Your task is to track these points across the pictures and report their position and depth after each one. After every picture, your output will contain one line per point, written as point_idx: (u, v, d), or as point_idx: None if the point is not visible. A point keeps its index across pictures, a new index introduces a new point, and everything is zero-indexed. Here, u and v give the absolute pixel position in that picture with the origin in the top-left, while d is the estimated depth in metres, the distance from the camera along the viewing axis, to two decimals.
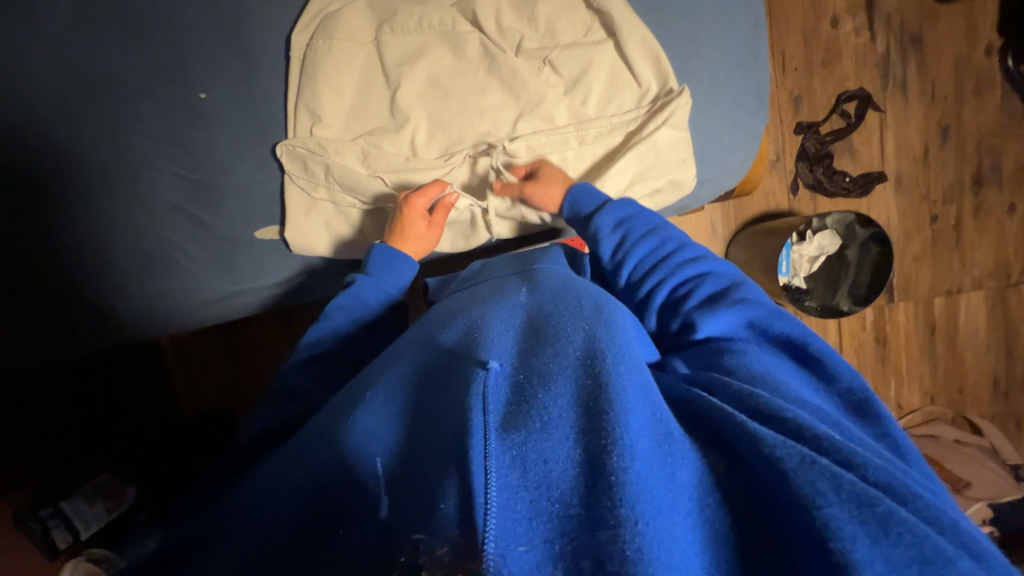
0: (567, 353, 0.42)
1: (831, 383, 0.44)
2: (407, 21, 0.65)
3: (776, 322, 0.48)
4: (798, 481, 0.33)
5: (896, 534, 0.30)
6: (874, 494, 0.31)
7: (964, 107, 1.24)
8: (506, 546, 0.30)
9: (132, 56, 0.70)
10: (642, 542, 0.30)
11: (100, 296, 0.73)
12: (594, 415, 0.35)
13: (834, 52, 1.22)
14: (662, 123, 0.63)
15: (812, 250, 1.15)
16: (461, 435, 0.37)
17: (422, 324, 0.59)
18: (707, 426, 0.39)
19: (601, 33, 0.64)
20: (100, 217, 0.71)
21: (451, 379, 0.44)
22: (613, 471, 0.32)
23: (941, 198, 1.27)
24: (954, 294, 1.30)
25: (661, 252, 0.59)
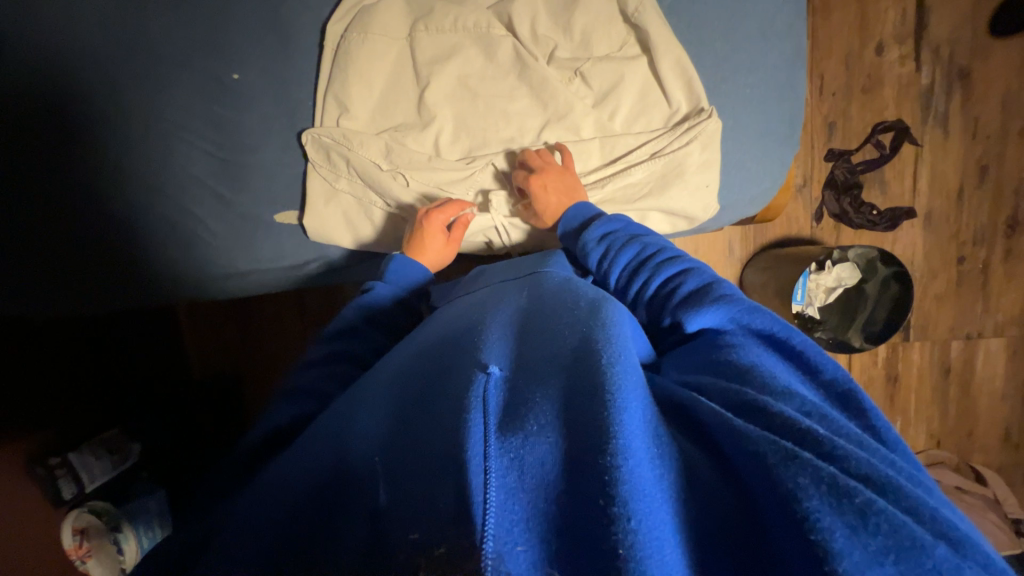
0: (564, 351, 0.41)
1: (813, 376, 0.41)
2: (442, 20, 0.65)
3: (756, 317, 0.45)
4: (779, 475, 0.31)
5: (873, 523, 0.28)
6: (852, 486, 0.29)
7: (1007, 148, 1.20)
8: (502, 545, 0.29)
9: (167, 30, 0.70)
10: (634, 540, 0.28)
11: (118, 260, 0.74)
12: (586, 411, 0.34)
13: (876, 79, 1.18)
14: (688, 147, 0.63)
15: (829, 281, 1.13)
16: (458, 430, 0.36)
17: (430, 326, 0.58)
18: (690, 415, 0.38)
19: (635, 48, 0.64)
20: (123, 184, 0.72)
21: (449, 376, 0.43)
22: (606, 465, 0.31)
23: (971, 239, 1.23)
24: (974, 338, 1.26)
25: (644, 257, 0.58)
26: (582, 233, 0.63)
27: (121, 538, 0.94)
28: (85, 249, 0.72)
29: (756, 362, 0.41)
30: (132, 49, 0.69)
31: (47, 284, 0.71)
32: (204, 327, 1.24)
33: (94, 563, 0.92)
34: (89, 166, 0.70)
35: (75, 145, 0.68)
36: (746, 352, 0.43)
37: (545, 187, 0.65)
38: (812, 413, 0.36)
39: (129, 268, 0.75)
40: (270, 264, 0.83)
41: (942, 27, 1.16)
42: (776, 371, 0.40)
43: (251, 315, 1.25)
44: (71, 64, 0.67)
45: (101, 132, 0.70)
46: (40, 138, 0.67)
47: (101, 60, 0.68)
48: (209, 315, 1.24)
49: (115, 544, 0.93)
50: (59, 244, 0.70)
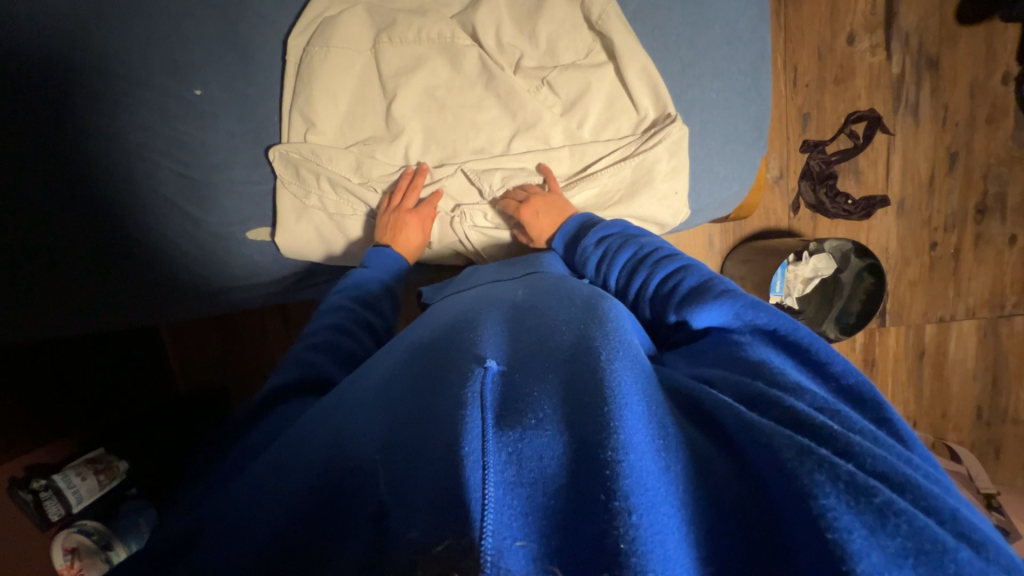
0: (561, 349, 0.41)
1: (822, 372, 0.39)
2: (406, 31, 0.64)
3: (757, 313, 0.43)
4: (796, 471, 0.30)
5: (893, 524, 0.28)
6: (871, 485, 0.29)
7: (976, 134, 1.22)
8: (502, 541, 0.29)
9: (122, 47, 0.68)
10: (636, 535, 0.29)
11: (83, 286, 0.72)
12: (587, 407, 0.34)
13: (848, 70, 1.19)
14: (657, 154, 0.63)
15: (806, 271, 1.15)
16: (455, 427, 0.35)
17: (421, 326, 0.57)
18: (709, 416, 0.37)
19: (601, 55, 0.63)
20: (77, 207, 0.69)
21: (441, 370, 0.42)
22: (607, 461, 0.31)
23: (942, 225, 1.26)
24: (946, 321, 1.30)
25: (642, 256, 0.57)
26: (581, 239, 0.64)
27: (111, 555, 0.92)
28: (56, 275, 0.70)
29: (757, 357, 0.41)
30: (88, 67, 0.67)
31: (24, 311, 0.71)
32: (187, 341, 1.23)
33: None
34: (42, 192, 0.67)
35: (29, 169, 0.66)
36: (748, 347, 0.42)
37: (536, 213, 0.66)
38: (829, 404, 0.35)
39: (94, 292, 0.73)
40: (244, 277, 0.82)
41: (910, 16, 1.17)
42: (780, 363, 0.40)
43: (233, 326, 1.24)
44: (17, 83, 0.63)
45: (57, 155, 0.66)
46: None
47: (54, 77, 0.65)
48: (192, 326, 1.22)
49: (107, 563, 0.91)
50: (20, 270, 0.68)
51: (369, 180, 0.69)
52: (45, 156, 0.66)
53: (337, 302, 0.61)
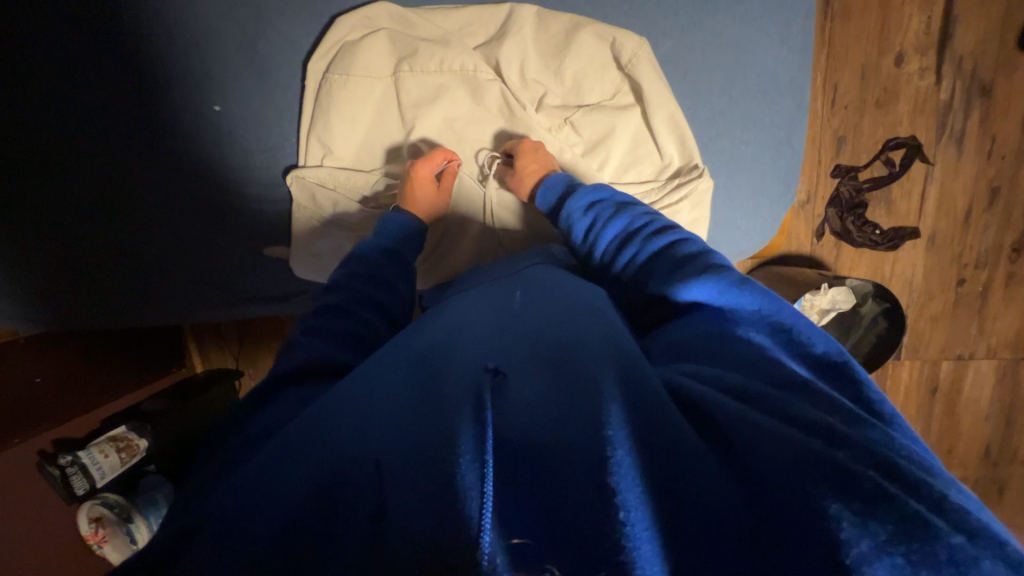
0: (545, 340, 0.44)
1: (803, 350, 0.39)
2: (427, 61, 0.62)
3: (742, 290, 0.43)
4: (787, 463, 0.31)
5: (886, 510, 0.29)
6: (855, 472, 0.30)
7: (1021, 169, 1.15)
8: (498, 538, 0.30)
9: (143, 65, 0.67)
10: (628, 527, 0.29)
11: (98, 282, 0.77)
12: (578, 406, 0.36)
13: (892, 93, 1.12)
14: (679, 207, 0.61)
15: (823, 302, 1.09)
16: (451, 415, 0.36)
17: (424, 318, 0.56)
18: (693, 396, 0.37)
19: (628, 97, 0.61)
20: (100, 211, 0.73)
21: (431, 357, 0.44)
22: (601, 454, 0.32)
23: (973, 262, 1.21)
24: (964, 359, 1.27)
25: (630, 228, 0.55)
26: (565, 204, 0.61)
27: (133, 527, 1.00)
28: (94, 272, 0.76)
29: (742, 343, 0.41)
30: (117, 87, 0.67)
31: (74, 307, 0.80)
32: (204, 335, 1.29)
33: (110, 547, 0.98)
34: (71, 197, 0.71)
35: (72, 177, 0.70)
36: (740, 335, 0.42)
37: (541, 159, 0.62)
38: (818, 400, 0.36)
39: (106, 290, 0.78)
40: (246, 281, 0.83)
41: (967, 39, 1.09)
42: (767, 351, 0.40)
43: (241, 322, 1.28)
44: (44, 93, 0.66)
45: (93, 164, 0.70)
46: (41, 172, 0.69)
47: (86, 91, 0.67)
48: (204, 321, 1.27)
49: (128, 534, 0.99)
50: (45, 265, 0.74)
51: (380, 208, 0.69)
52: (85, 164, 0.70)
53: (339, 275, 0.56)
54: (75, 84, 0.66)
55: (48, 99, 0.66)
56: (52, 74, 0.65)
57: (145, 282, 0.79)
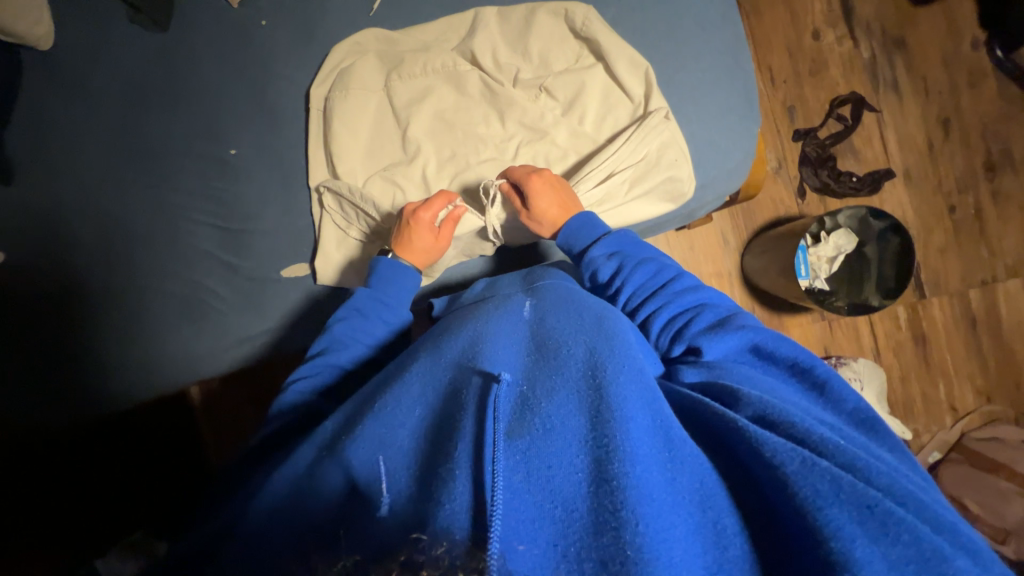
0: (569, 371, 0.46)
1: (836, 403, 0.46)
2: (413, 67, 0.72)
3: (782, 345, 0.49)
4: (810, 491, 0.36)
5: (895, 534, 0.34)
6: (871, 495, 0.35)
7: (962, 99, 1.25)
8: (506, 545, 0.33)
9: (177, 127, 0.82)
10: (640, 541, 0.33)
11: (85, 347, 0.79)
12: (597, 428, 0.39)
13: (820, 62, 1.26)
14: (647, 136, 0.66)
15: (829, 250, 1.13)
16: (474, 439, 0.41)
17: (426, 336, 0.61)
18: (717, 435, 0.43)
19: (590, 58, 0.70)
20: (135, 256, 0.80)
21: (453, 396, 0.46)
22: (614, 474, 0.36)
23: (955, 189, 1.25)
24: (990, 284, 1.25)
25: (658, 278, 0.60)
26: (588, 250, 0.65)
27: None
28: (122, 321, 0.80)
29: (773, 390, 0.47)
30: (158, 149, 0.82)
31: (92, 365, 0.79)
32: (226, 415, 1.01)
33: None
34: (113, 251, 0.80)
35: (116, 229, 0.80)
36: (770, 385, 0.47)
37: (547, 185, 0.65)
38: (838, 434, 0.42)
39: (128, 341, 0.80)
40: (253, 324, 0.81)
41: (867, 8, 1.26)
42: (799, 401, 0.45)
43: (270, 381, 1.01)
44: (73, 177, 0.81)
45: (135, 218, 0.81)
46: (95, 230, 0.80)
47: (132, 154, 0.81)
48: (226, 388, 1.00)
49: None
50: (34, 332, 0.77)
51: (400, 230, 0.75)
52: (127, 219, 0.81)
53: (338, 336, 0.63)
54: (126, 151, 0.81)
55: (110, 168, 0.81)
56: (111, 147, 0.81)
57: (167, 327, 0.80)
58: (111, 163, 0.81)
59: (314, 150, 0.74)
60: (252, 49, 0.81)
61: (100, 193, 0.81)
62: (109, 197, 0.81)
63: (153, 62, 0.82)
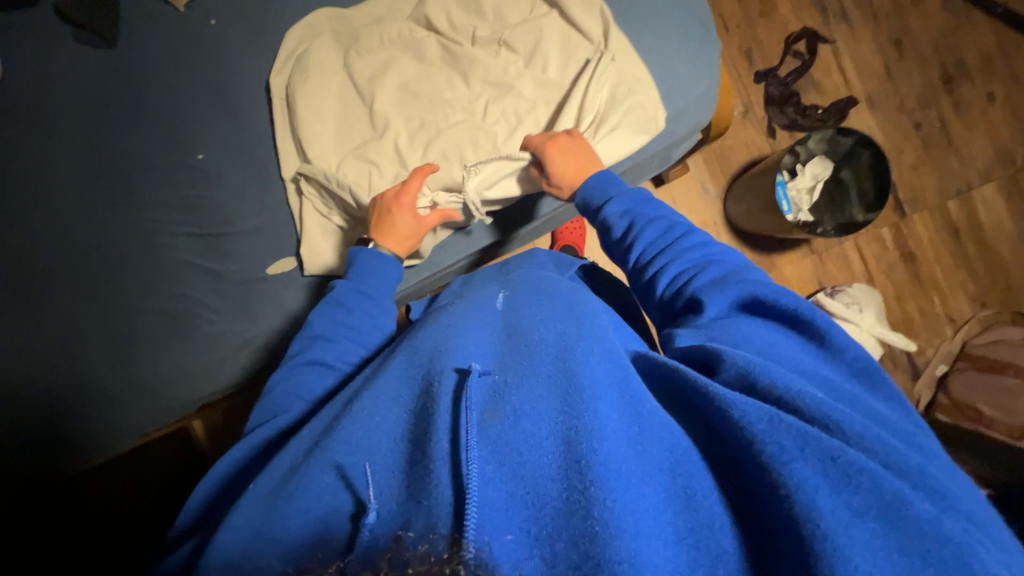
0: (541, 356, 0.45)
1: (835, 355, 0.43)
2: (369, 42, 0.72)
3: (783, 297, 0.46)
4: (777, 445, 0.34)
5: (857, 481, 0.32)
6: (834, 446, 0.33)
7: (910, 18, 1.28)
8: (481, 537, 0.31)
9: (140, 141, 0.80)
10: (611, 521, 0.31)
11: (74, 377, 0.76)
12: (567, 411, 0.38)
13: (769, 2, 1.29)
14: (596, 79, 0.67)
15: (807, 181, 1.15)
16: (445, 431, 0.39)
17: (401, 339, 0.59)
18: (691, 401, 0.41)
19: (544, 7, 0.70)
20: (113, 277, 0.78)
21: (423, 393, 0.44)
22: (583, 455, 0.34)
23: (918, 105, 1.28)
24: (966, 193, 1.27)
25: (670, 236, 0.58)
26: (605, 206, 0.63)
27: None
28: (107, 344, 0.77)
29: (767, 344, 0.44)
30: (123, 164, 0.80)
31: (80, 395, 0.76)
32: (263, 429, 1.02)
33: None
34: (90, 275, 0.78)
35: (90, 253, 0.78)
36: (759, 339, 0.45)
37: (565, 151, 0.65)
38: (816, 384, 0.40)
39: (115, 364, 0.77)
40: (245, 329, 0.79)
41: None
42: (787, 354, 0.43)
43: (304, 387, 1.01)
44: (34, 210, 0.79)
45: (107, 239, 0.79)
46: (69, 256, 0.78)
47: (97, 173, 0.80)
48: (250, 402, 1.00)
49: None
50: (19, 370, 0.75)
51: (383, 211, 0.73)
52: (100, 240, 0.79)
53: (312, 329, 0.60)
54: (90, 172, 0.80)
55: (76, 191, 0.79)
56: (75, 170, 0.80)
57: (153, 345, 0.78)
58: (76, 186, 0.79)
59: (283, 140, 0.73)
60: (205, 51, 0.80)
61: (69, 218, 0.79)
62: (79, 221, 0.79)
63: (104, 80, 0.80)
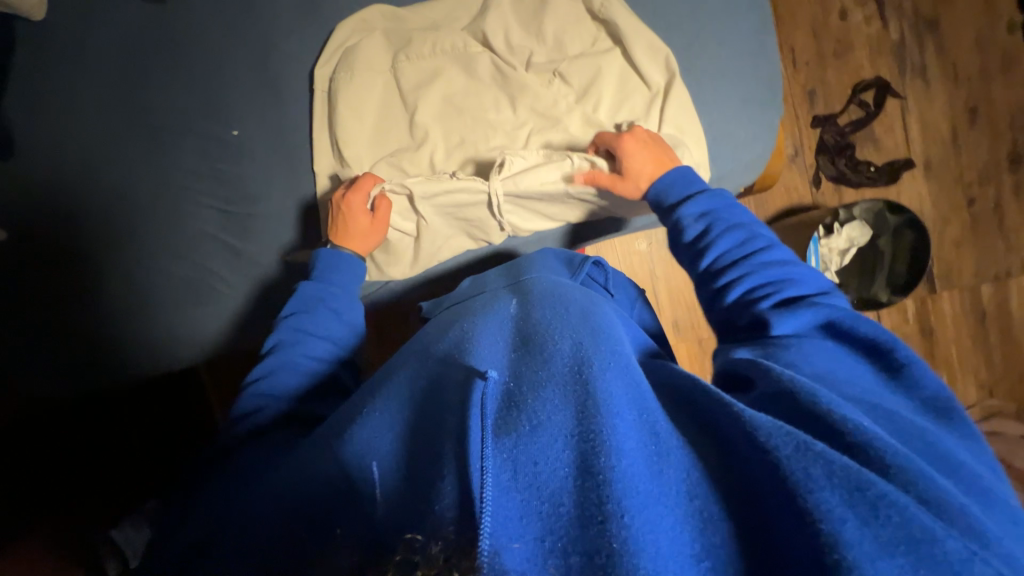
0: (556, 362, 0.44)
1: (909, 386, 0.42)
2: (421, 48, 0.69)
3: (861, 324, 0.46)
4: (795, 468, 0.32)
5: (885, 515, 0.30)
6: (864, 477, 0.31)
7: (992, 86, 1.20)
8: (497, 543, 0.31)
9: (177, 104, 0.79)
10: (629, 535, 0.30)
11: (92, 322, 0.78)
12: (582, 418, 0.37)
13: (846, 42, 1.21)
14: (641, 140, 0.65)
15: (840, 243, 1.12)
16: (461, 437, 0.38)
17: (423, 333, 0.62)
18: (709, 415, 0.39)
19: (607, 41, 0.66)
20: (131, 236, 0.79)
21: (447, 389, 0.45)
22: (601, 466, 0.33)
23: (976, 180, 1.21)
24: (1003, 279, 1.23)
25: (747, 247, 0.56)
26: (678, 208, 0.60)
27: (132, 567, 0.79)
28: (119, 303, 0.79)
29: (828, 369, 0.44)
30: (155, 126, 0.79)
31: (85, 346, 0.78)
32: None
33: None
34: (107, 231, 0.78)
35: (110, 208, 0.78)
36: (821, 362, 0.44)
37: (643, 143, 0.62)
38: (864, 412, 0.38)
39: (125, 321, 0.79)
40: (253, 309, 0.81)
41: None
42: (857, 379, 0.42)
43: None
44: (71, 149, 0.79)
45: (128, 198, 0.79)
46: (87, 209, 0.78)
47: (128, 130, 0.79)
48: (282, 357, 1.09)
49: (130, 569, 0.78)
50: (38, 304, 0.76)
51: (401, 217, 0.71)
52: (121, 197, 0.79)
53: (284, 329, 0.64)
54: (121, 127, 0.79)
55: (105, 144, 0.79)
56: (106, 122, 0.79)
57: (164, 308, 0.80)
58: (106, 138, 0.79)
59: (319, 133, 0.72)
60: (253, 22, 0.78)
61: (93, 170, 0.78)
62: (103, 175, 0.78)
63: (150, 35, 0.79)
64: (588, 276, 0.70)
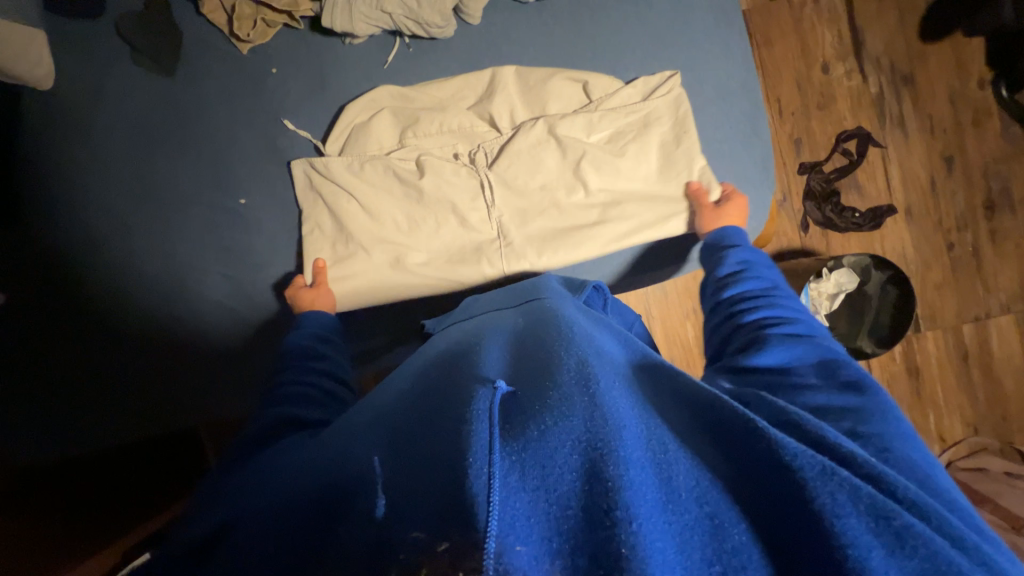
0: (562, 372, 0.44)
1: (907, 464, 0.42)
2: (428, 126, 0.80)
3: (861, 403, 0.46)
4: (820, 486, 0.35)
5: (910, 545, 0.33)
6: (890, 508, 0.34)
7: (966, 137, 1.27)
8: (504, 541, 0.30)
9: (183, 169, 0.80)
10: (636, 541, 0.31)
11: (89, 386, 0.78)
12: (590, 426, 0.37)
13: (829, 95, 1.26)
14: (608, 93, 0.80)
15: (829, 287, 1.17)
16: (463, 445, 0.37)
17: (426, 350, 0.62)
18: (721, 424, 0.40)
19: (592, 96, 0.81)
20: (135, 289, 0.79)
21: (454, 394, 0.44)
22: (609, 474, 0.34)
23: (954, 226, 1.27)
24: (983, 320, 1.28)
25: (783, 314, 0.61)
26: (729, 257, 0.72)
27: None
28: (117, 360, 0.78)
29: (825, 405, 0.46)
30: (158, 189, 0.79)
31: (83, 404, 0.78)
32: None
33: None
34: (111, 281, 0.78)
35: (110, 260, 0.78)
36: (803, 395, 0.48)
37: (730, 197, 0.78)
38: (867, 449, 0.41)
39: (121, 377, 0.78)
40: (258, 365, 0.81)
41: (877, 42, 1.26)
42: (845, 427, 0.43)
43: None
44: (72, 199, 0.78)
45: (130, 253, 0.79)
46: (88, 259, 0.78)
47: (131, 189, 0.79)
48: None
49: None
50: (33, 362, 0.77)
51: (417, 249, 0.79)
52: (123, 250, 0.79)
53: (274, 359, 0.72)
54: (123, 187, 0.79)
55: (106, 200, 0.79)
56: (108, 178, 0.79)
57: (165, 367, 0.79)
58: (108, 194, 0.79)
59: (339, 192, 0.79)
60: (261, 97, 0.81)
61: (94, 223, 0.78)
62: (104, 231, 0.78)
63: (161, 100, 0.80)
64: (589, 300, 0.69)
